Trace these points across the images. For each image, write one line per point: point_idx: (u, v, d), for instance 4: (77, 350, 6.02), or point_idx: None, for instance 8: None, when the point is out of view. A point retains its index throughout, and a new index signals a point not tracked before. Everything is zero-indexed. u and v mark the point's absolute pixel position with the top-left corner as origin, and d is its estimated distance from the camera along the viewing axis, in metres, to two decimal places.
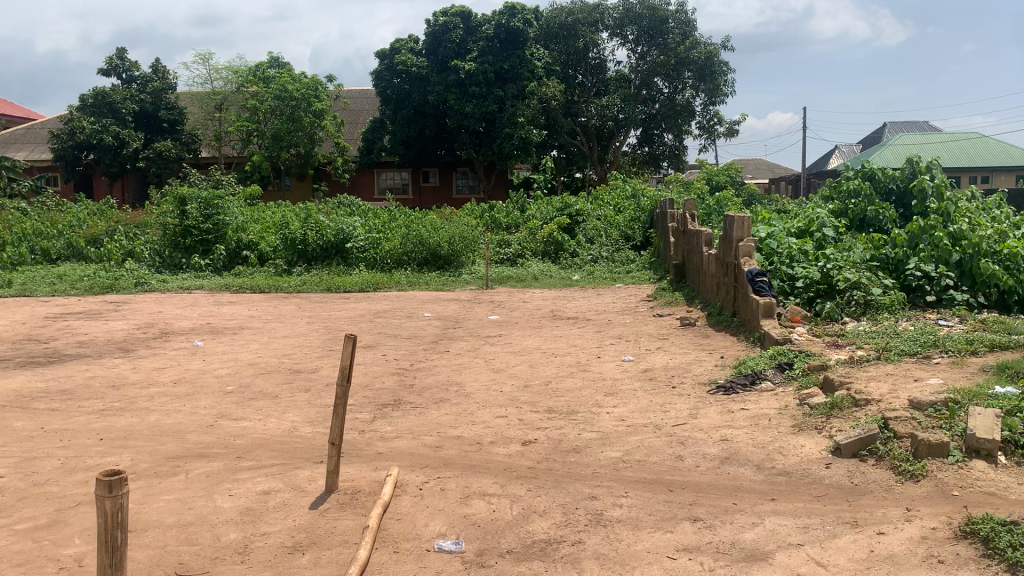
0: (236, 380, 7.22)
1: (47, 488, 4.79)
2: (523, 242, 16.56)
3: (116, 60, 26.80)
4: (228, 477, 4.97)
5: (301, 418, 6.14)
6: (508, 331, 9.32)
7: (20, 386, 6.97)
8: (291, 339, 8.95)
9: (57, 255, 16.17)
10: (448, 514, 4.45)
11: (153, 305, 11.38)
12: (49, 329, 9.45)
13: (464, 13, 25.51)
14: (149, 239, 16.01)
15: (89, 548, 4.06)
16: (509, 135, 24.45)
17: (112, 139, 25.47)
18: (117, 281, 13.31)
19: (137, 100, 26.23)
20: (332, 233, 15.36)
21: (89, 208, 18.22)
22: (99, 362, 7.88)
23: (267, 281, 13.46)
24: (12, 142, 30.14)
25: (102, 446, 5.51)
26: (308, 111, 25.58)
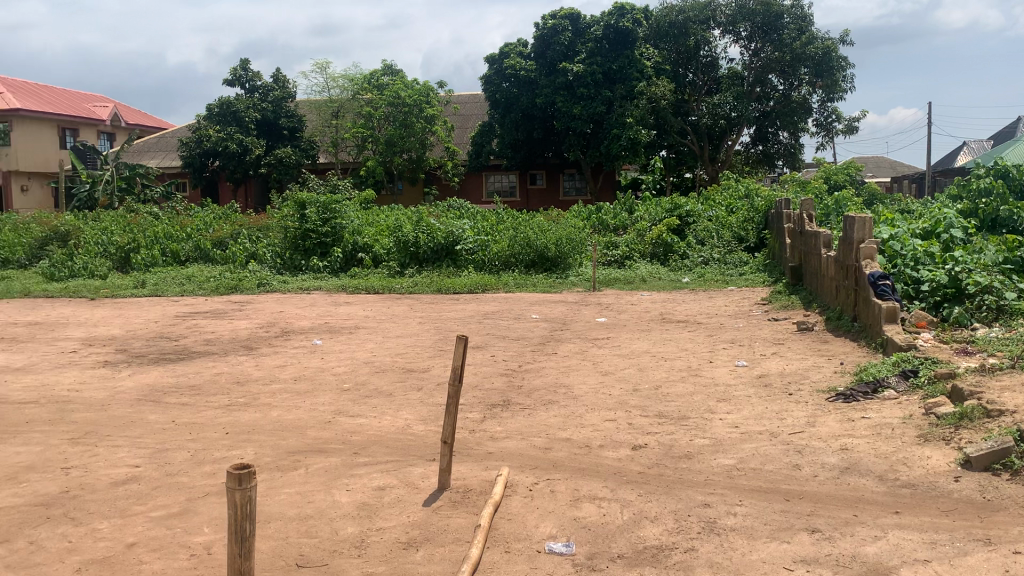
0: (351, 378, 7.43)
1: (179, 478, 5.06)
2: (631, 244, 16.42)
3: (240, 70, 28.08)
4: (345, 472, 5.12)
5: (414, 416, 6.28)
6: (616, 334, 9.25)
7: (154, 381, 7.39)
8: (403, 338, 9.15)
9: (186, 257, 17.03)
10: (558, 515, 4.45)
11: (274, 305, 11.86)
12: (180, 327, 9.99)
13: (573, 15, 25.46)
14: (270, 242, 16.68)
15: (216, 536, 4.26)
16: (617, 136, 24.28)
17: (236, 146, 26.71)
18: (241, 282, 13.95)
19: (260, 109, 27.45)
20: (442, 235, 15.61)
21: (215, 213, 19.12)
22: (223, 359, 8.26)
23: (380, 282, 13.83)
24: (146, 151, 31.98)
25: (229, 439, 5.78)
26: (419, 117, 26.28)
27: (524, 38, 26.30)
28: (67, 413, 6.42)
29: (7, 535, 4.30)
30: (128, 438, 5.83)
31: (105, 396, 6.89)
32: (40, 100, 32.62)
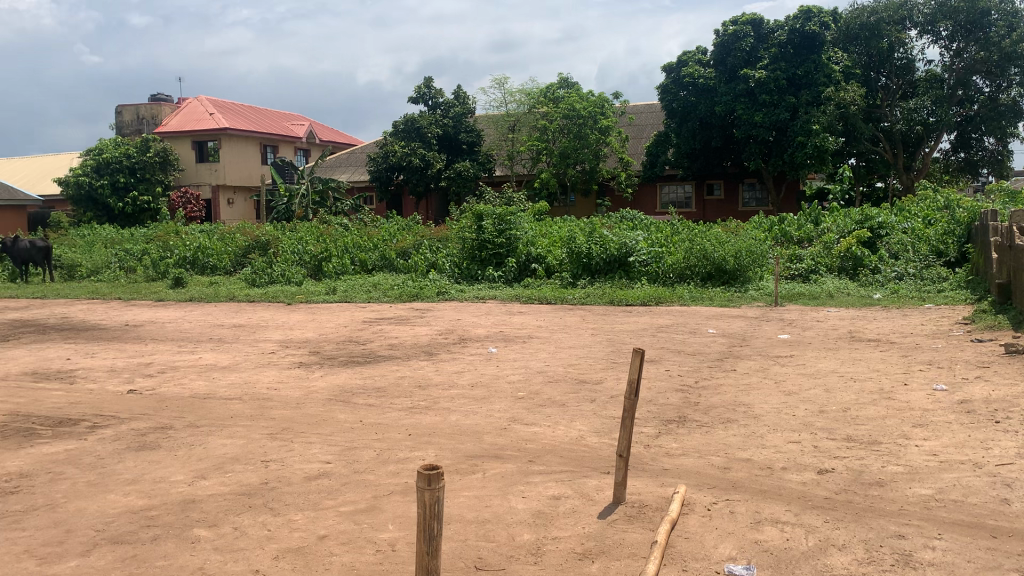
0: (527, 387, 7.53)
1: (365, 476, 5.33)
2: (817, 257, 15.72)
3: (423, 88, 29.28)
4: (521, 479, 5.20)
5: (588, 428, 6.28)
6: (799, 352, 8.87)
7: (342, 382, 7.82)
8: (577, 350, 9.18)
9: (372, 266, 17.93)
10: (738, 537, 4.31)
11: (453, 312, 12.25)
12: (366, 332, 10.52)
13: (756, 20, 24.68)
14: (449, 252, 17.27)
15: (400, 534, 4.44)
16: (802, 144, 23.30)
17: (418, 160, 27.84)
18: (422, 290, 14.51)
19: (441, 125, 28.50)
20: (615, 247, 15.57)
21: (399, 224, 20.03)
22: (405, 363, 8.61)
23: (554, 293, 13.95)
24: (338, 166, 33.98)
25: (411, 441, 6.01)
26: (594, 128, 26.38)
27: (704, 46, 25.89)
28: (266, 409, 6.91)
29: (215, 520, 4.67)
30: (320, 435, 6.19)
31: (299, 395, 7.35)
32: (246, 120, 35.45)
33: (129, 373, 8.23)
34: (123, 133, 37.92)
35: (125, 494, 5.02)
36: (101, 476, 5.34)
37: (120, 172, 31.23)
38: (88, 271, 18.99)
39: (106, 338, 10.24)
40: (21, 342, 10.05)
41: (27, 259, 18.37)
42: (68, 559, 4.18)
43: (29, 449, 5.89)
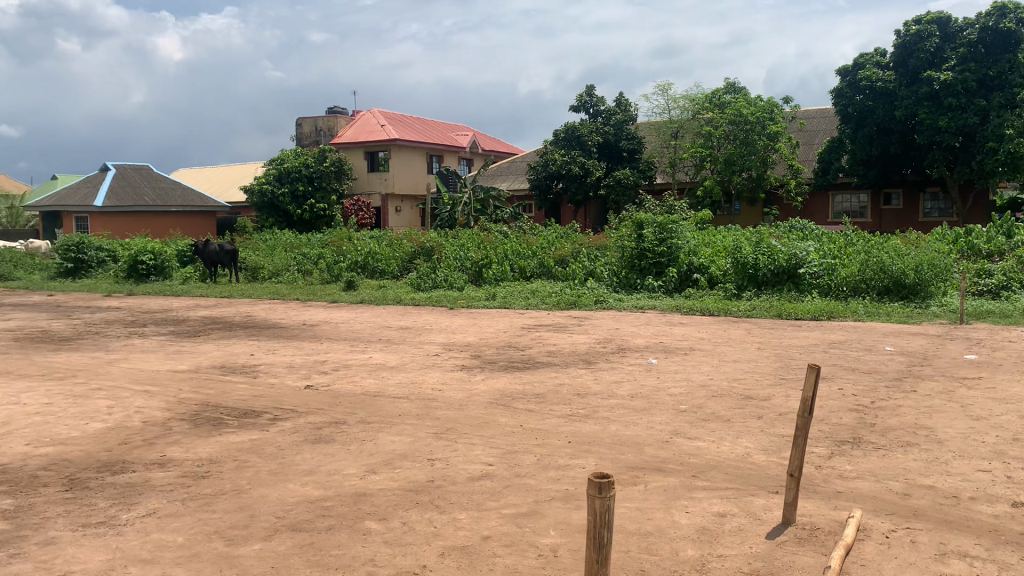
0: (688, 400, 7.37)
1: (527, 480, 5.38)
2: (1010, 272, 14.52)
3: (585, 96, 29.38)
4: (684, 494, 5.09)
5: (754, 445, 6.07)
6: (988, 374, 8.22)
7: (503, 386, 7.94)
8: (742, 364, 8.89)
9: (531, 272, 18.11)
10: (920, 569, 4.04)
11: (612, 322, 12.18)
12: (526, 338, 10.64)
13: (942, 18, 23.22)
14: (608, 261, 17.22)
15: (562, 540, 4.46)
16: (992, 151, 21.64)
17: (578, 169, 27.96)
18: (580, 298, 14.52)
19: (602, 133, 28.51)
20: (784, 258, 14.97)
21: (558, 232, 20.17)
22: (565, 371, 8.64)
23: (716, 304, 13.61)
24: (499, 174, 34.65)
25: (571, 448, 6.02)
26: (762, 134, 25.55)
27: (883, 47, 24.58)
28: (431, 409, 7.12)
29: (386, 514, 4.86)
30: (482, 437, 6.31)
31: (462, 397, 7.53)
32: (413, 131, 36.82)
33: (305, 370, 8.71)
34: (302, 144, 40.33)
35: (303, 484, 5.31)
36: (282, 466, 5.67)
37: (299, 181, 33.11)
38: (268, 273, 20.25)
39: (285, 336, 10.89)
40: (211, 338, 10.86)
41: (215, 262, 19.98)
42: (253, 542, 4.46)
43: (218, 437, 6.34)
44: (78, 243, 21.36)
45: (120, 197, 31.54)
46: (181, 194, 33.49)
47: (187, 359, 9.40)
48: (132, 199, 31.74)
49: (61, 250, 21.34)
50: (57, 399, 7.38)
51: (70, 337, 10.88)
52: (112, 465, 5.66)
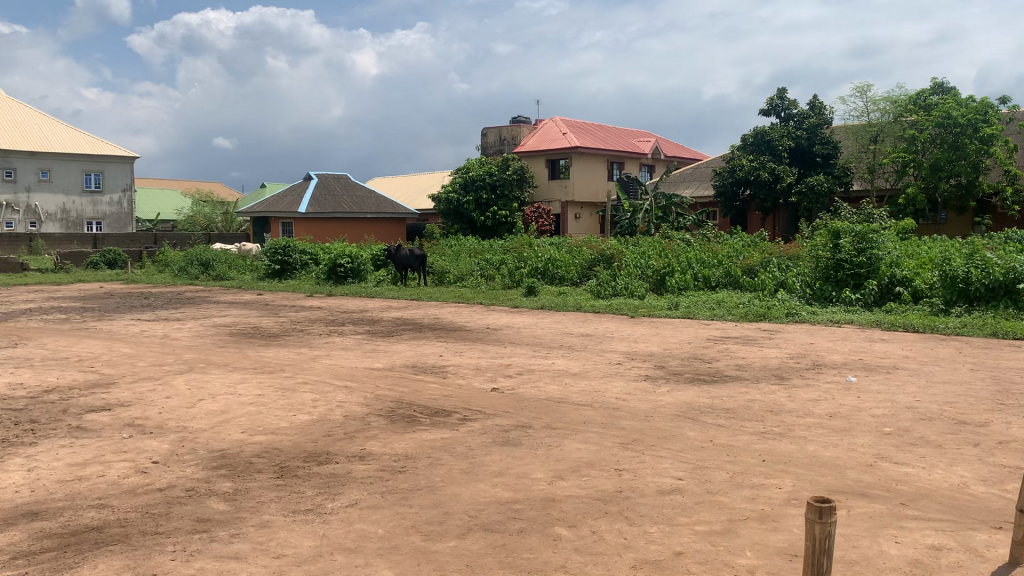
0: (894, 423, 6.89)
1: (720, 497, 5.20)
2: None
3: (776, 99, 28.33)
4: (893, 522, 4.75)
5: (972, 475, 5.58)
6: None
7: (691, 400, 7.74)
8: (953, 386, 8.21)
9: (716, 282, 17.56)
10: None
11: (805, 336, 11.64)
12: (712, 350, 10.36)
13: None
14: (800, 272, 16.48)
15: (760, 563, 4.27)
16: None
17: (767, 175, 27.01)
18: (770, 310, 13.99)
19: (794, 137, 27.42)
20: (999, 271, 13.69)
21: (744, 240, 19.63)
22: (755, 386, 8.31)
23: (922, 320, 12.68)
24: (682, 181, 34.07)
25: (765, 467, 5.78)
26: (973, 138, 23.63)
27: None
28: (617, 418, 7.05)
29: (575, 521, 4.85)
30: (670, 451, 6.17)
31: (648, 408, 7.41)
32: (595, 138, 36.92)
33: (492, 373, 8.88)
34: (487, 152, 41.48)
35: (493, 485, 5.40)
36: (473, 466, 5.80)
37: (483, 189, 34.08)
38: (455, 278, 20.91)
39: (472, 339, 11.18)
40: (403, 338, 11.32)
41: (406, 266, 20.88)
42: (448, 539, 4.57)
43: (412, 434, 6.58)
44: (284, 246, 22.98)
45: (321, 205, 33.66)
46: (374, 202, 35.27)
47: (382, 357, 9.85)
48: (331, 206, 33.78)
49: (269, 253, 23.05)
50: (268, 392, 7.93)
51: (276, 333, 11.70)
52: (317, 455, 6.00)
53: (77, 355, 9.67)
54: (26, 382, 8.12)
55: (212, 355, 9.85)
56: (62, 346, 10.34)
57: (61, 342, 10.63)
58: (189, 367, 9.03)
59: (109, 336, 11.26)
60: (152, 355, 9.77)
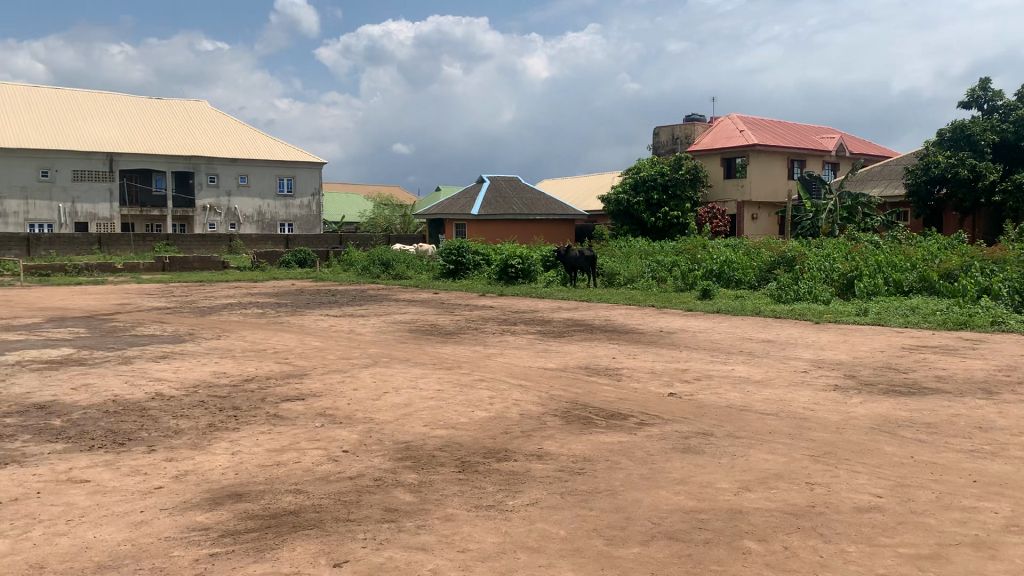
0: None
1: (926, 519, 4.79)
2: None
3: (978, 91, 26.27)
4: None
5: None
6: None
7: (886, 412, 7.22)
8: None
9: (909, 287, 16.41)
10: None
11: (1014, 347, 10.63)
12: (908, 360, 9.66)
13: None
14: (1007, 277, 15.10)
15: None
16: None
17: (966, 172, 25.04)
18: (972, 318, 12.88)
19: (999, 131, 25.36)
20: None
21: (940, 244, 18.33)
22: (959, 400, 7.65)
23: None
24: (869, 179, 32.19)
25: (977, 489, 5.28)
26: None
27: None
28: (805, 429, 6.68)
29: (765, 535, 4.61)
30: (867, 465, 5.77)
31: (839, 420, 6.98)
32: (773, 136, 35.54)
33: (668, 377, 8.68)
34: (659, 152, 40.97)
35: (676, 493, 5.24)
36: (653, 472, 5.64)
37: (654, 190, 33.69)
38: (625, 279, 20.66)
39: (645, 342, 11.00)
40: (576, 339, 11.29)
41: (576, 267, 20.90)
42: (631, 545, 4.45)
43: (589, 435, 6.52)
44: (458, 247, 23.61)
45: (492, 207, 34.38)
46: (544, 203, 35.61)
47: (555, 357, 9.85)
48: (503, 208, 34.42)
49: (444, 254, 23.72)
50: (448, 387, 8.11)
51: (453, 331, 11.98)
52: (495, 452, 6.05)
53: (272, 347, 10.28)
54: (229, 371, 8.71)
55: (394, 350, 10.20)
56: (259, 339, 11.06)
57: (258, 335, 11.36)
58: (373, 361, 9.41)
59: (301, 331, 11.92)
60: (339, 348, 10.25)
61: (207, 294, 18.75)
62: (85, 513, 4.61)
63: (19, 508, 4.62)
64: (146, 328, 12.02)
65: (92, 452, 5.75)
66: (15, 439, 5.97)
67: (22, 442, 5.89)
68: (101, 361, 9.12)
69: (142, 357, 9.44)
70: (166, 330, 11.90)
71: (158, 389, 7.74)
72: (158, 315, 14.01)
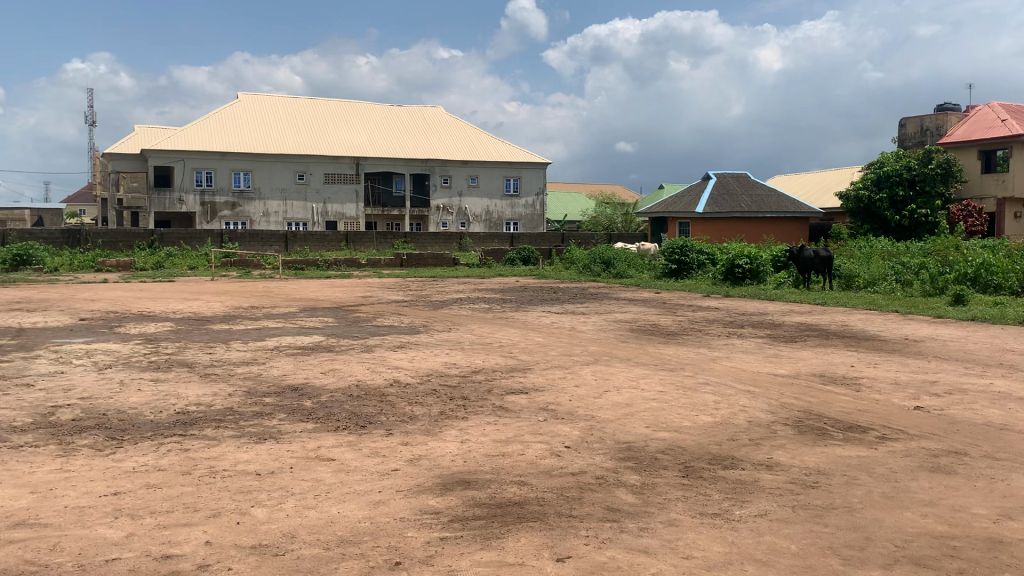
0: None
1: None
2: None
3: None
4: None
5: None
6: None
7: None
8: None
9: None
10: None
11: None
12: None
13: None
14: None
15: None
16: None
17: None
18: None
19: None
20: None
21: None
22: None
23: None
24: None
25: None
26: None
27: None
28: None
29: None
30: None
31: None
32: None
33: (913, 389, 7.98)
34: (905, 144, 38.01)
35: (924, 515, 4.80)
36: (897, 491, 5.21)
37: (899, 186, 31.42)
38: (865, 282, 19.32)
39: (887, 350, 10.22)
40: (808, 345, 10.70)
41: (809, 268, 19.84)
42: (871, 568, 4.12)
43: (823, 448, 6.13)
44: (681, 246, 23.20)
45: (719, 204, 33.48)
46: (775, 200, 34.13)
47: (785, 363, 9.38)
48: (730, 206, 33.43)
49: (667, 253, 23.42)
50: (671, 389, 7.97)
51: (676, 332, 11.77)
52: (722, 459, 5.85)
53: (498, 341, 10.61)
54: (458, 362, 9.09)
55: (616, 349, 10.18)
56: (487, 332, 11.47)
57: (486, 329, 11.78)
58: (596, 359, 9.43)
59: (525, 326, 12.22)
60: (563, 345, 10.39)
61: (439, 289, 19.74)
62: (331, 489, 4.97)
63: (275, 481, 5.07)
64: (385, 319, 12.87)
65: (337, 433, 6.20)
66: (274, 417, 6.58)
67: (279, 421, 6.47)
68: (347, 348, 9.84)
69: (382, 346, 10.09)
70: (402, 321, 12.65)
71: (395, 376, 8.23)
72: (395, 307, 14.93)
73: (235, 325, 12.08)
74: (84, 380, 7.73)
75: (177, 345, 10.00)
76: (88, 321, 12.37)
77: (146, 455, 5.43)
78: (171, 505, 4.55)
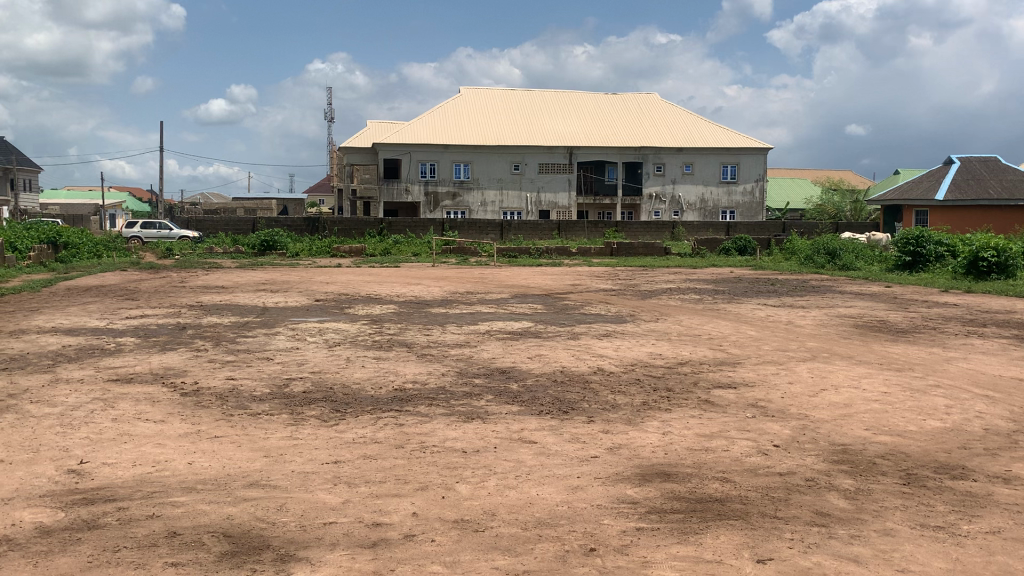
0: None
1: None
2: None
3: None
4: None
5: None
6: None
7: None
8: None
9: None
10: None
11: None
12: None
13: None
14: None
15: None
16: None
17: None
18: None
19: None
20: None
21: None
22: None
23: None
24: None
25: None
26: None
27: None
28: None
29: None
30: None
31: None
32: None
33: None
34: None
35: None
36: None
37: None
38: None
39: None
40: None
41: None
42: None
43: None
44: (917, 236, 21.43)
45: (962, 191, 30.60)
46: None
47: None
48: (975, 193, 30.43)
49: (900, 244, 21.79)
50: (896, 391, 7.40)
51: (906, 329, 10.92)
52: (951, 469, 5.36)
53: (708, 334, 10.35)
54: (664, 353, 8.98)
55: (835, 345, 9.61)
56: (698, 324, 11.23)
57: (694, 320, 11.53)
58: (812, 356, 8.97)
59: (737, 318, 11.85)
60: (777, 340, 9.96)
61: (650, 278, 19.59)
62: (531, 471, 5.10)
63: (480, 459, 5.27)
64: (592, 307, 12.96)
65: (540, 416, 6.34)
66: (482, 398, 6.83)
67: (487, 402, 6.70)
68: (553, 335, 10.01)
69: (589, 334, 10.16)
70: (610, 310, 12.67)
71: (599, 365, 8.27)
72: (604, 296, 14.96)
73: (451, 309, 12.64)
74: (316, 356, 8.43)
75: (398, 326, 10.65)
76: (323, 301, 13.47)
77: (366, 428, 5.84)
78: (384, 476, 4.85)
